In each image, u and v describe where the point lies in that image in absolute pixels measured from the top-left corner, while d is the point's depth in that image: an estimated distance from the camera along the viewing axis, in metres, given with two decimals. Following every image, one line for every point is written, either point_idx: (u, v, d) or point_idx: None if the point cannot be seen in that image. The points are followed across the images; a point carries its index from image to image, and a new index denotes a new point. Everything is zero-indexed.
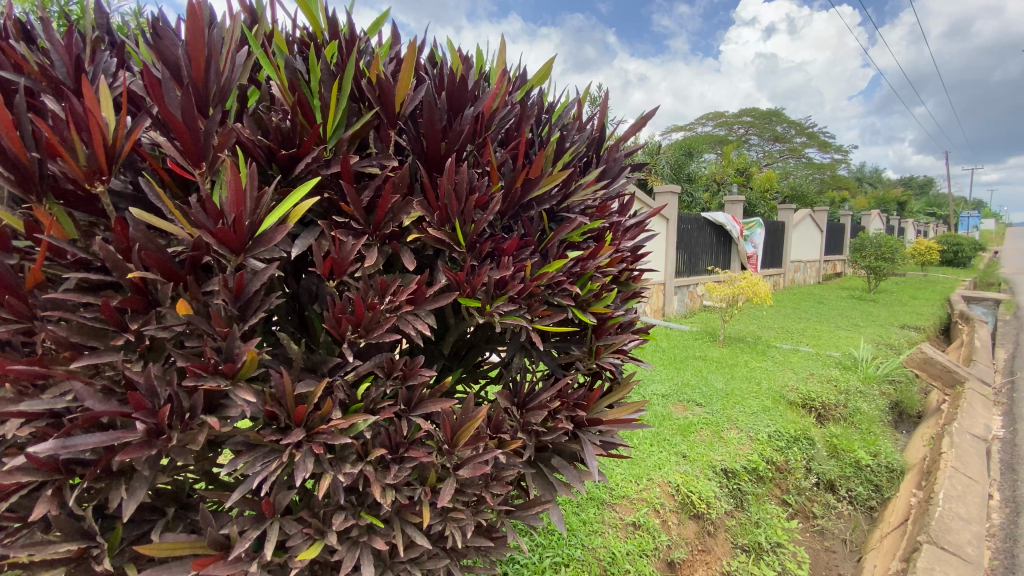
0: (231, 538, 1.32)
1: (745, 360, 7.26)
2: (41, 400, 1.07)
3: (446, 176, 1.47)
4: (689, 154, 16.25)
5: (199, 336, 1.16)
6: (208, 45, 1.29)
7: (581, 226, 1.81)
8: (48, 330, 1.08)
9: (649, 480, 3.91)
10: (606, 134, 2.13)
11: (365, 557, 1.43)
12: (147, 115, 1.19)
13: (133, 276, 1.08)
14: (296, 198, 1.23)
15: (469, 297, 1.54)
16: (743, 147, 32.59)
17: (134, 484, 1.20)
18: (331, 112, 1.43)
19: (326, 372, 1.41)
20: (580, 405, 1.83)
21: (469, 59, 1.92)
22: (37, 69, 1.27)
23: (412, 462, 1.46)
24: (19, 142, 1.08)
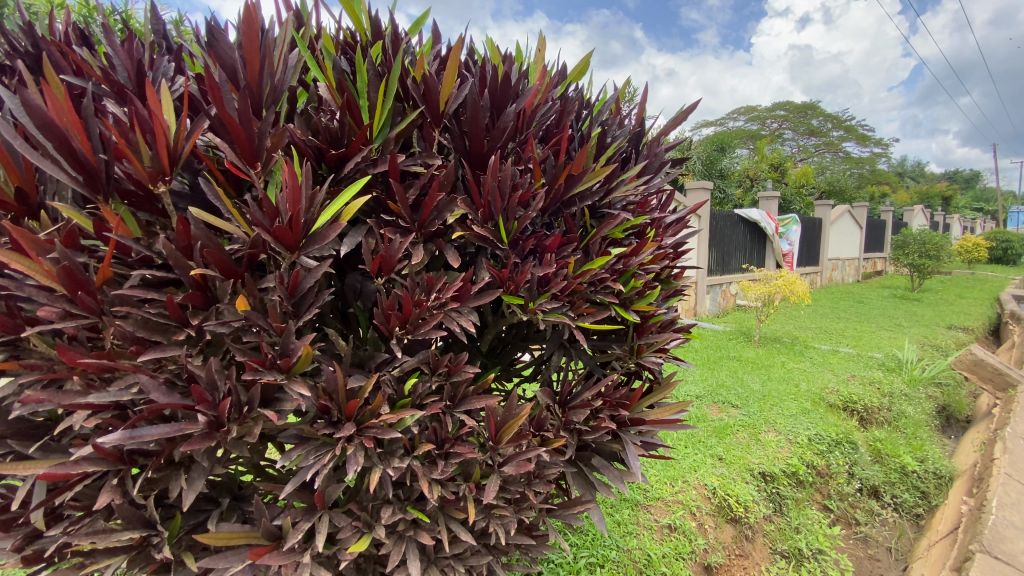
0: (283, 529, 1.36)
1: (782, 361, 7.06)
2: (108, 393, 1.11)
3: (491, 173, 1.47)
4: (722, 150, 15.89)
5: (257, 331, 1.20)
6: (262, 47, 1.32)
7: (623, 222, 1.78)
8: (116, 325, 1.11)
9: (685, 483, 3.84)
10: (646, 129, 2.10)
11: (410, 552, 1.44)
12: (206, 117, 1.23)
13: (195, 273, 1.11)
14: (347, 197, 1.26)
15: (513, 295, 1.54)
16: (778, 142, 31.66)
17: (193, 475, 1.24)
18: (377, 112, 1.45)
19: (373, 368, 1.43)
20: (623, 404, 1.80)
21: (509, 57, 1.92)
22: (102, 74, 1.33)
23: (457, 458, 1.46)
24: (88, 143, 1.13)
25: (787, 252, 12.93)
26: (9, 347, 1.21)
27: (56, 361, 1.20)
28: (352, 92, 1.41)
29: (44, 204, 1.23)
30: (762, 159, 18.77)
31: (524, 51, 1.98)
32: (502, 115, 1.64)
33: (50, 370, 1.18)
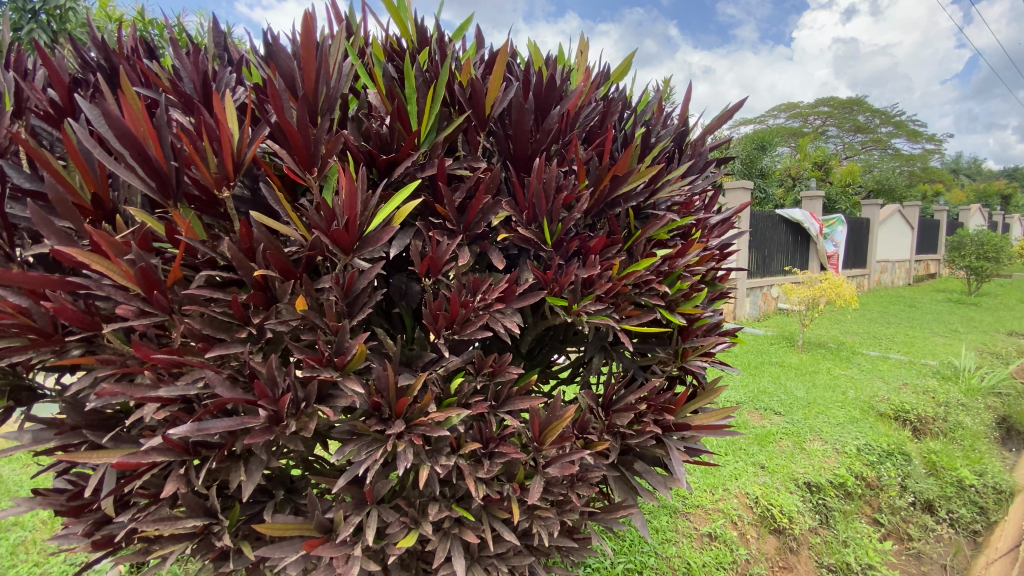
0: (335, 522, 1.40)
1: (828, 367, 6.79)
2: (177, 386, 1.17)
3: (535, 175, 1.48)
4: (762, 148, 15.42)
5: (313, 330, 1.25)
6: (318, 57, 1.38)
7: (669, 223, 1.75)
8: (186, 322, 1.17)
9: (725, 491, 3.75)
10: (691, 128, 2.07)
11: (455, 550, 1.47)
12: (268, 125, 1.29)
13: (259, 274, 1.17)
14: (399, 200, 1.30)
15: (557, 296, 1.53)
16: (822, 139, 30.50)
17: (252, 467, 1.30)
18: (425, 117, 1.49)
19: (421, 367, 1.46)
20: (667, 408, 1.77)
21: (553, 60, 1.94)
22: (171, 85, 1.41)
23: (502, 457, 1.47)
24: (161, 152, 1.20)
25: (832, 253, 12.43)
26: (86, 344, 1.29)
27: (129, 356, 1.26)
28: (401, 98, 1.45)
29: (118, 209, 1.30)
30: (806, 158, 18.13)
31: (567, 54, 1.99)
32: (547, 117, 1.65)
33: (123, 364, 1.25)
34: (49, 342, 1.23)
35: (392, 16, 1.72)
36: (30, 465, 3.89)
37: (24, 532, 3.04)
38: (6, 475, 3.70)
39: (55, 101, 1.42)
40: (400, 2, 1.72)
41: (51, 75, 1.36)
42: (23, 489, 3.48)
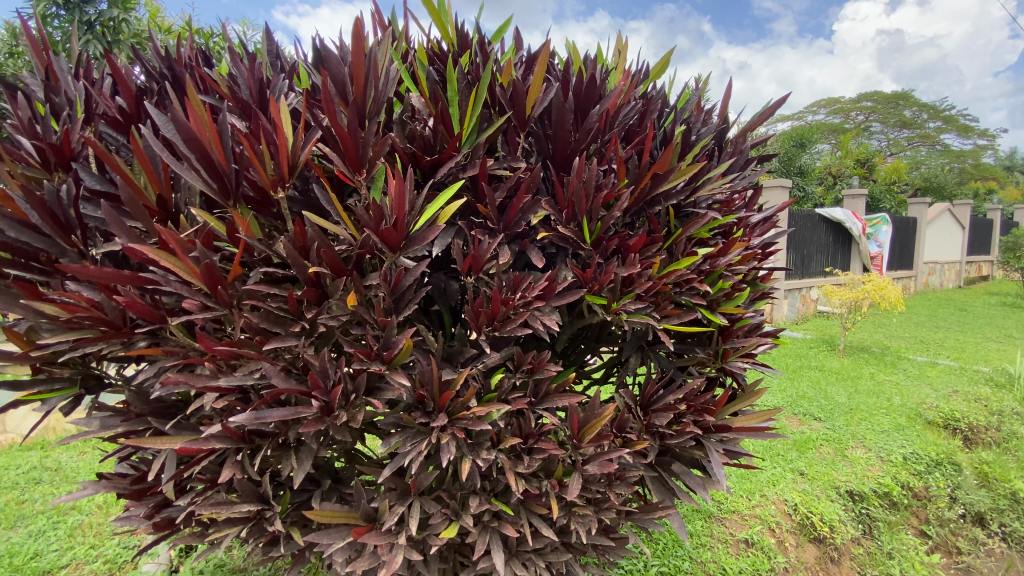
0: (380, 512, 1.45)
1: (871, 373, 6.55)
2: (235, 377, 1.23)
3: (575, 175, 1.49)
4: (802, 146, 14.95)
5: (362, 325, 1.31)
6: (367, 62, 1.43)
7: (710, 222, 1.74)
8: (245, 317, 1.24)
9: (762, 497, 3.67)
10: (731, 126, 2.05)
11: (495, 543, 1.50)
12: (321, 128, 1.35)
13: (313, 272, 1.23)
14: (444, 200, 1.34)
15: (596, 295, 1.54)
16: (865, 136, 29.37)
17: (302, 455, 1.36)
18: (467, 118, 1.52)
19: (462, 363, 1.50)
20: (707, 409, 1.76)
21: (592, 61, 1.95)
22: (230, 92, 1.48)
23: (542, 453, 1.49)
24: (223, 155, 1.27)
25: (876, 254, 11.96)
26: (151, 336, 1.37)
27: (190, 349, 1.34)
28: (444, 101, 1.50)
29: (180, 210, 1.38)
30: (848, 155, 17.49)
31: (606, 54, 2.00)
32: (587, 117, 1.66)
33: (186, 356, 1.32)
34: (118, 334, 1.31)
35: (434, 21, 1.77)
36: (87, 452, 4.13)
37: (83, 515, 3.23)
38: (66, 461, 3.93)
39: (123, 108, 1.51)
40: (440, 7, 1.76)
41: (121, 84, 1.44)
42: (82, 475, 3.71)
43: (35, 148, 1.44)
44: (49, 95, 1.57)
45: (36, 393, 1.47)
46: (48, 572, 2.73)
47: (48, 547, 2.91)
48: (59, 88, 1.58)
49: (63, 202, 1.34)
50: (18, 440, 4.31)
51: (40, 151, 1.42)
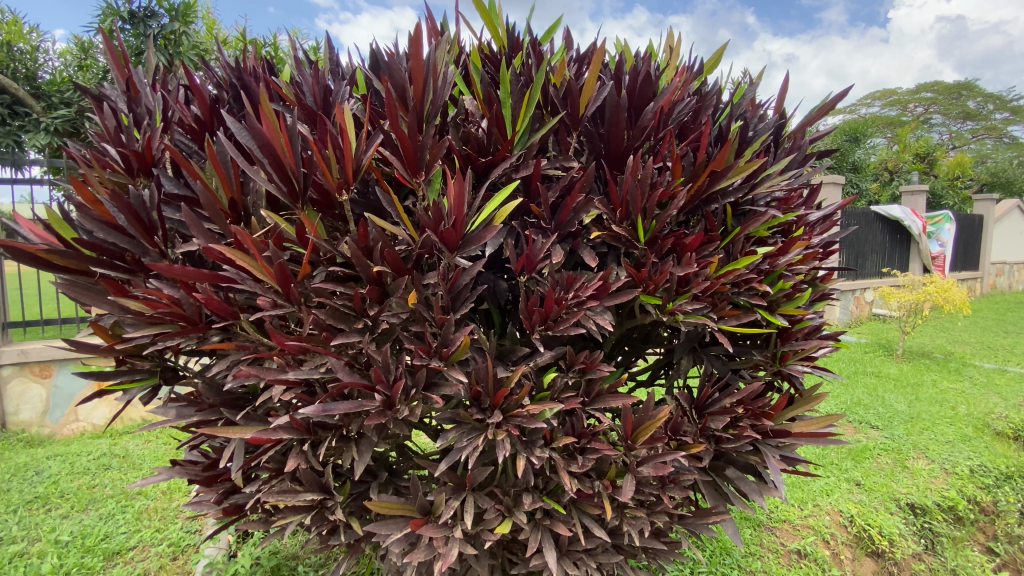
0: (436, 505, 1.50)
1: (933, 380, 6.17)
2: (303, 371, 1.30)
3: (630, 173, 1.48)
4: (856, 140, 14.24)
5: (421, 322, 1.37)
6: (426, 67, 1.47)
7: (769, 220, 1.69)
8: (314, 314, 1.31)
9: (815, 507, 3.52)
10: (788, 120, 1.99)
11: (547, 541, 1.51)
12: (383, 133, 1.41)
13: (377, 271, 1.30)
14: (500, 201, 1.37)
15: (651, 295, 1.51)
16: (926, 129, 27.74)
17: (363, 447, 1.42)
18: (520, 118, 1.54)
19: (515, 361, 1.51)
20: (765, 414, 1.71)
21: (644, 58, 1.94)
22: (296, 99, 1.56)
23: (595, 454, 1.49)
24: (293, 160, 1.33)
25: (938, 253, 11.27)
26: (223, 331, 1.44)
27: (260, 344, 1.41)
28: (498, 103, 1.52)
29: (250, 213, 1.45)
30: (906, 149, 16.55)
31: (658, 51, 1.98)
32: (641, 114, 1.64)
33: (256, 350, 1.40)
34: (195, 329, 1.39)
35: (486, 24, 1.81)
36: (152, 441, 4.38)
37: (149, 500, 3.44)
38: (133, 449, 4.19)
39: (198, 116, 1.60)
40: (492, 8, 1.80)
41: (196, 94, 1.53)
42: (148, 463, 3.94)
43: (120, 156, 1.53)
44: (131, 107, 1.68)
45: (118, 382, 1.59)
46: (118, 552, 2.91)
47: (119, 529, 3.10)
48: (140, 99, 1.69)
49: (147, 206, 1.43)
50: (90, 428, 4.61)
51: (125, 158, 1.52)
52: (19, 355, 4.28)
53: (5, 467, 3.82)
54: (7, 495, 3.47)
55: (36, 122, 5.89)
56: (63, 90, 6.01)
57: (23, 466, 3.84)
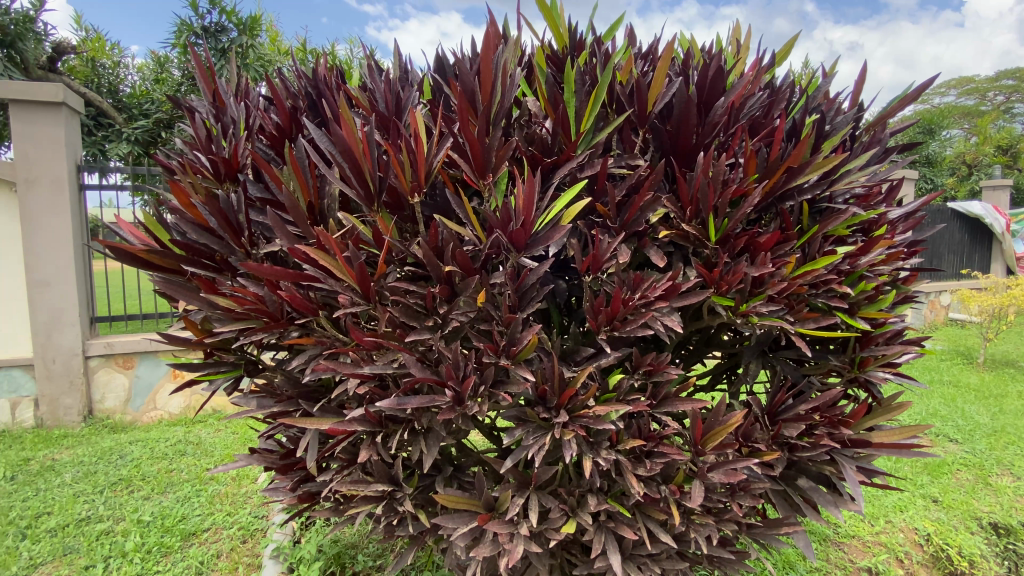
0: (501, 501, 1.52)
1: (1020, 391, 5.67)
2: (377, 365, 1.36)
3: (702, 170, 1.44)
4: (929, 132, 13.28)
5: (489, 321, 1.40)
6: (495, 71, 1.49)
7: (850, 218, 1.61)
8: (389, 312, 1.36)
9: (887, 523, 3.31)
10: (866, 111, 1.89)
11: (611, 543, 1.50)
12: (452, 136, 1.45)
13: (449, 270, 1.33)
14: (569, 200, 1.37)
15: (723, 296, 1.47)
16: (1010, 119, 25.52)
17: (432, 441, 1.46)
18: (586, 118, 1.53)
19: (579, 362, 1.50)
20: (843, 422, 1.63)
21: (711, 53, 1.89)
22: (370, 107, 1.63)
23: (663, 457, 1.46)
24: (369, 164, 1.39)
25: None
26: (302, 327, 1.52)
27: (337, 339, 1.48)
28: (564, 103, 1.53)
29: (327, 214, 1.52)
30: (985, 140, 15.30)
31: (724, 46, 1.93)
32: (710, 110, 1.60)
33: (332, 344, 1.46)
34: (278, 325, 1.47)
35: (547, 24, 1.81)
36: (221, 430, 4.65)
37: (220, 485, 3.66)
38: (205, 437, 4.47)
39: (278, 123, 1.69)
40: (554, 7, 1.81)
41: (278, 102, 1.62)
42: (217, 451, 4.19)
43: (210, 162, 1.64)
44: (218, 117, 1.79)
45: (206, 372, 1.68)
46: (194, 533, 3.12)
47: (194, 511, 3.32)
48: (225, 110, 1.79)
49: (235, 209, 1.53)
50: (167, 416, 4.94)
51: (214, 164, 1.62)
52: (105, 347, 4.65)
53: (94, 450, 4.16)
54: (96, 476, 3.77)
55: (119, 132, 6.42)
56: (143, 102, 6.50)
57: (109, 450, 4.17)
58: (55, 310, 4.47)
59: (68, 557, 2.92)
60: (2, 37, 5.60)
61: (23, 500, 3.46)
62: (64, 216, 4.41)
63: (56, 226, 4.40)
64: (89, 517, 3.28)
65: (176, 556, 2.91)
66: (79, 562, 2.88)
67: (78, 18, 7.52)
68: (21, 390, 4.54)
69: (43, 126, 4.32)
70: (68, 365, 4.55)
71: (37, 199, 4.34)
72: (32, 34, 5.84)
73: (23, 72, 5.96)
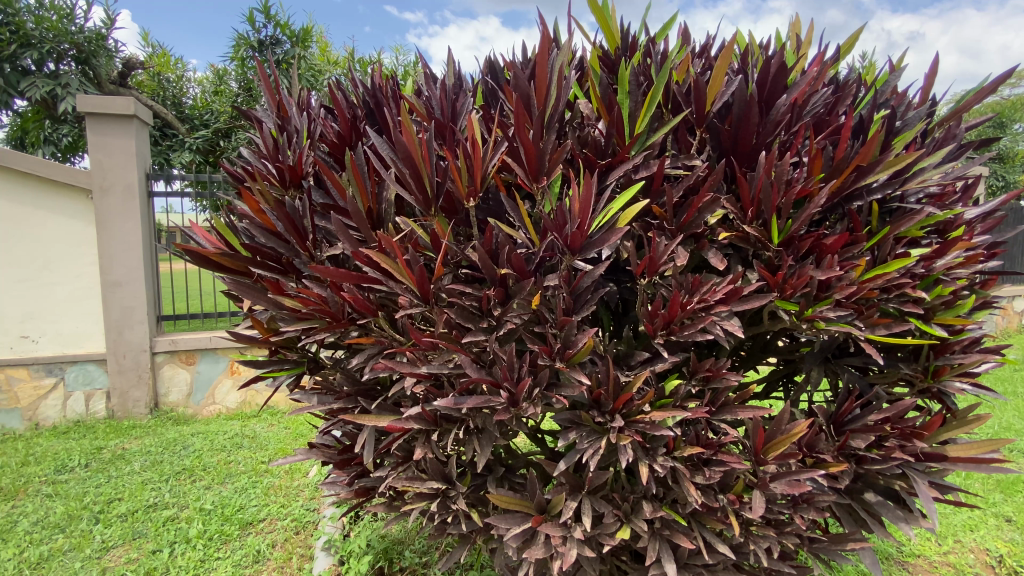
0: (554, 504, 1.52)
1: None
2: (434, 365, 1.40)
3: (763, 171, 1.40)
4: (1001, 127, 12.42)
5: (543, 323, 1.41)
6: (549, 75, 1.49)
7: (925, 218, 1.53)
8: (446, 313, 1.39)
9: (957, 543, 3.09)
10: (937, 106, 1.79)
11: (666, 551, 1.48)
12: (508, 141, 1.46)
13: (504, 273, 1.35)
14: (625, 203, 1.36)
15: (787, 300, 1.42)
16: None
17: (486, 441, 1.48)
18: (640, 120, 1.52)
19: (633, 366, 1.48)
20: (917, 434, 1.54)
21: (769, 50, 1.83)
22: (426, 114, 1.67)
23: (722, 465, 1.43)
24: (427, 170, 1.42)
25: None
26: (361, 328, 1.57)
27: (395, 339, 1.52)
28: (618, 105, 1.51)
29: (384, 219, 1.57)
30: None
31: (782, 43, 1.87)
32: (772, 108, 1.56)
33: (390, 344, 1.51)
34: (340, 325, 1.52)
35: (599, 26, 1.81)
36: (274, 425, 4.86)
37: (274, 477, 3.82)
38: (260, 431, 4.68)
39: (339, 131, 1.75)
40: (606, 8, 1.80)
41: (340, 111, 1.69)
42: (271, 445, 4.38)
43: (276, 169, 1.72)
44: (283, 126, 1.87)
45: (269, 370, 1.78)
46: (251, 523, 3.26)
47: (250, 502, 3.47)
48: (290, 119, 1.87)
49: (301, 214, 1.60)
50: (224, 410, 5.20)
51: (280, 171, 1.70)
52: (171, 344, 4.94)
53: (160, 441, 4.43)
54: (162, 465, 4.02)
55: (182, 141, 6.83)
56: (203, 112, 6.90)
57: (173, 441, 4.42)
58: (126, 309, 4.79)
59: (137, 541, 3.12)
60: (78, 54, 6.02)
61: (98, 485, 3.72)
62: (134, 220, 4.72)
63: (127, 230, 4.71)
64: (156, 504, 3.50)
65: (235, 544, 3.06)
66: (148, 546, 3.07)
67: (144, 34, 8.03)
68: (95, 382, 4.88)
69: (117, 137, 4.63)
70: (137, 360, 4.86)
71: (110, 205, 4.66)
72: (104, 51, 6.27)
73: (96, 86, 6.40)
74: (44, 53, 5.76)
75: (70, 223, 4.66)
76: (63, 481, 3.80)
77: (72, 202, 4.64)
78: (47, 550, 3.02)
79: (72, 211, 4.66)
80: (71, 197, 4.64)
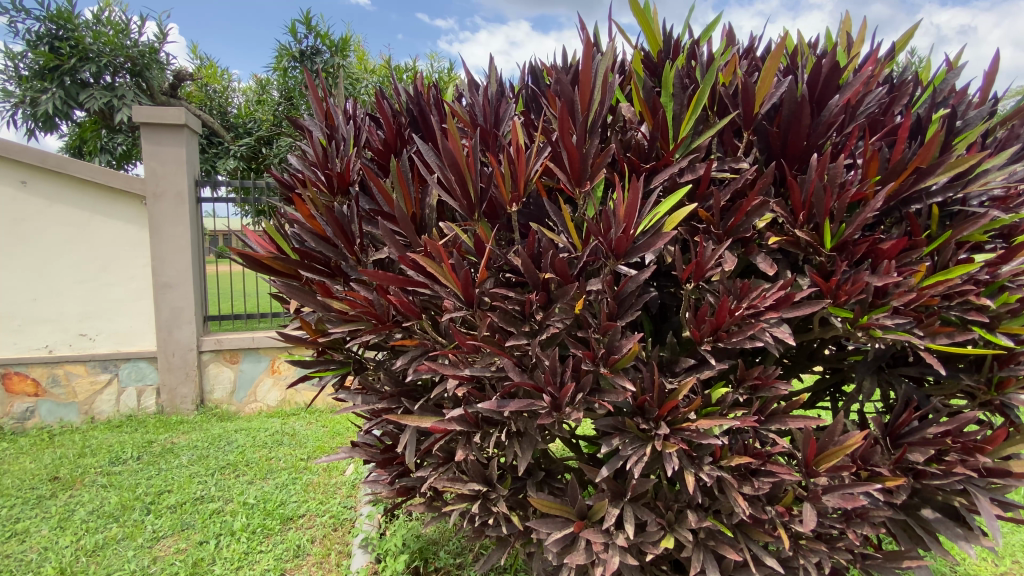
0: (596, 510, 1.52)
1: None
2: (477, 368, 1.41)
3: (816, 173, 1.36)
4: None
5: (587, 328, 1.41)
6: (592, 80, 1.49)
7: (989, 222, 1.46)
8: (489, 317, 1.41)
9: (1017, 564, 2.91)
10: (1000, 104, 1.71)
11: (711, 562, 1.45)
12: (551, 146, 1.47)
13: (547, 277, 1.35)
14: (672, 207, 1.35)
15: (840, 307, 1.38)
16: None
17: (527, 445, 1.49)
18: (685, 123, 1.50)
19: (677, 372, 1.46)
20: (980, 449, 1.46)
21: (817, 49, 1.79)
22: (469, 120, 1.70)
23: (771, 476, 1.39)
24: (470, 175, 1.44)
25: None
26: (405, 330, 1.61)
27: (438, 341, 1.56)
28: (662, 109, 1.50)
29: (428, 224, 1.60)
30: None
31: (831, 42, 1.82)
32: (823, 109, 1.51)
33: (434, 347, 1.55)
34: (385, 326, 1.56)
35: (640, 28, 1.80)
36: (312, 423, 5.00)
37: (313, 474, 3.93)
38: (299, 429, 4.81)
39: (385, 138, 1.79)
40: (648, 11, 1.79)
41: (386, 118, 1.73)
42: (310, 442, 4.51)
43: (325, 176, 1.78)
44: (331, 133, 1.93)
45: (316, 369, 1.85)
46: (291, 518, 3.36)
47: (291, 498, 3.58)
48: (337, 126, 1.93)
49: (349, 220, 1.65)
50: (265, 407, 5.39)
51: (328, 177, 1.75)
52: (216, 343, 5.15)
53: (206, 436, 4.62)
54: (208, 460, 4.18)
55: (227, 149, 7.12)
56: (247, 121, 7.19)
57: (218, 437, 4.60)
58: (175, 309, 5.02)
59: (186, 532, 3.26)
60: (133, 67, 6.36)
61: (149, 477, 3.91)
62: (184, 225, 4.95)
63: (177, 233, 4.94)
64: (203, 497, 3.64)
65: (276, 538, 3.16)
66: (195, 537, 3.20)
67: (194, 47, 8.44)
68: (147, 379, 5.12)
69: (168, 146, 4.87)
70: (186, 358, 5.08)
71: (162, 211, 4.90)
72: (156, 63, 6.61)
73: (150, 97, 6.74)
74: (101, 66, 6.10)
75: (126, 228, 4.92)
76: (117, 472, 4.01)
77: (127, 208, 4.90)
78: (102, 538, 3.18)
79: (128, 216, 4.92)
80: (127, 203, 4.90)
